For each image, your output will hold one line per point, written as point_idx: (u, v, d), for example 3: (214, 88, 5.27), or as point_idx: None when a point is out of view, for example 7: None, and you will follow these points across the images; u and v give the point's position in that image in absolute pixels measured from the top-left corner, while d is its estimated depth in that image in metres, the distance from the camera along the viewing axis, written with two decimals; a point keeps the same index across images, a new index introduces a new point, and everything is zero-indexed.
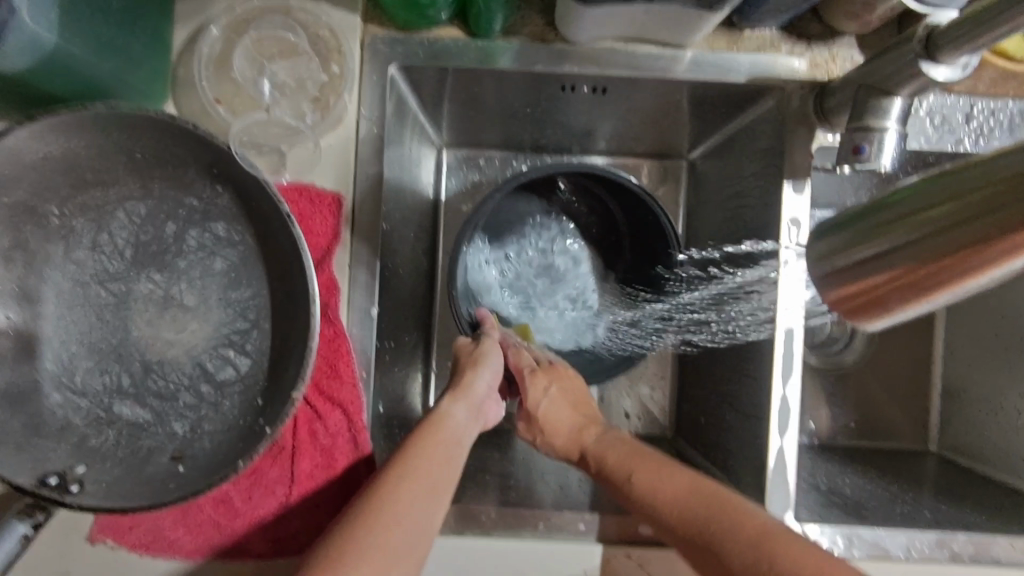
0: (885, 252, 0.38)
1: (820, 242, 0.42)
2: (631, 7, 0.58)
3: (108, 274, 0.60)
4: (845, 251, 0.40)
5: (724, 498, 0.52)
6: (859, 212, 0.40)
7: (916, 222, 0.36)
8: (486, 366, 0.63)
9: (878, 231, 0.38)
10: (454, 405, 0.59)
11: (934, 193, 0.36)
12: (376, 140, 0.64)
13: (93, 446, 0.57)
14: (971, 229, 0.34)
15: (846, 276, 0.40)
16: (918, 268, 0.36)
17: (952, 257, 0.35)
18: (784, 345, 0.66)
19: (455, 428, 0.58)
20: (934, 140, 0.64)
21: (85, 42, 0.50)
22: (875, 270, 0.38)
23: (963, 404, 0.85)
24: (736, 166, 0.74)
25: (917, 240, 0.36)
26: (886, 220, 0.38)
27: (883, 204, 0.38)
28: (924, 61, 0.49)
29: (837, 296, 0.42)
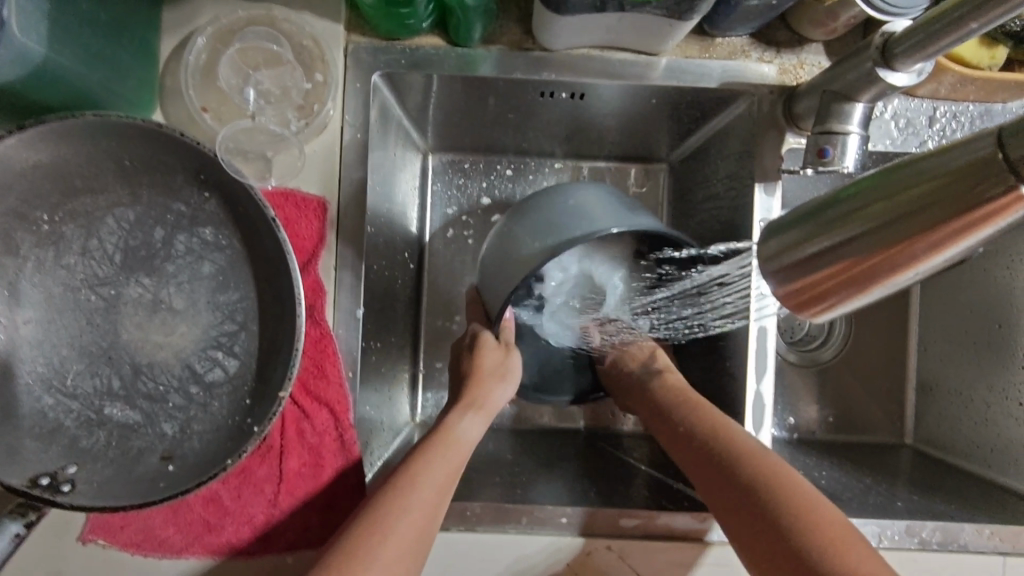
0: (840, 245, 0.35)
1: (767, 240, 0.39)
2: (604, 16, 0.60)
3: (98, 279, 0.61)
4: (792, 248, 0.37)
5: (755, 449, 0.61)
6: (810, 206, 0.37)
7: (868, 214, 0.34)
8: (506, 379, 0.72)
9: (832, 224, 0.35)
10: (466, 419, 0.66)
11: (886, 184, 0.33)
12: (361, 147, 0.66)
13: (83, 447, 0.58)
14: (925, 217, 0.32)
15: (797, 272, 0.37)
16: (870, 260, 0.34)
17: (903, 247, 0.33)
18: (758, 340, 0.68)
19: (464, 440, 0.64)
20: (898, 142, 0.67)
21: (73, 53, 0.52)
22: (826, 264, 0.36)
23: (936, 397, 0.88)
24: (712, 169, 0.76)
25: (869, 231, 0.34)
26: (839, 212, 0.35)
27: (833, 197, 0.36)
28: (882, 68, 0.51)
29: (784, 294, 0.39)
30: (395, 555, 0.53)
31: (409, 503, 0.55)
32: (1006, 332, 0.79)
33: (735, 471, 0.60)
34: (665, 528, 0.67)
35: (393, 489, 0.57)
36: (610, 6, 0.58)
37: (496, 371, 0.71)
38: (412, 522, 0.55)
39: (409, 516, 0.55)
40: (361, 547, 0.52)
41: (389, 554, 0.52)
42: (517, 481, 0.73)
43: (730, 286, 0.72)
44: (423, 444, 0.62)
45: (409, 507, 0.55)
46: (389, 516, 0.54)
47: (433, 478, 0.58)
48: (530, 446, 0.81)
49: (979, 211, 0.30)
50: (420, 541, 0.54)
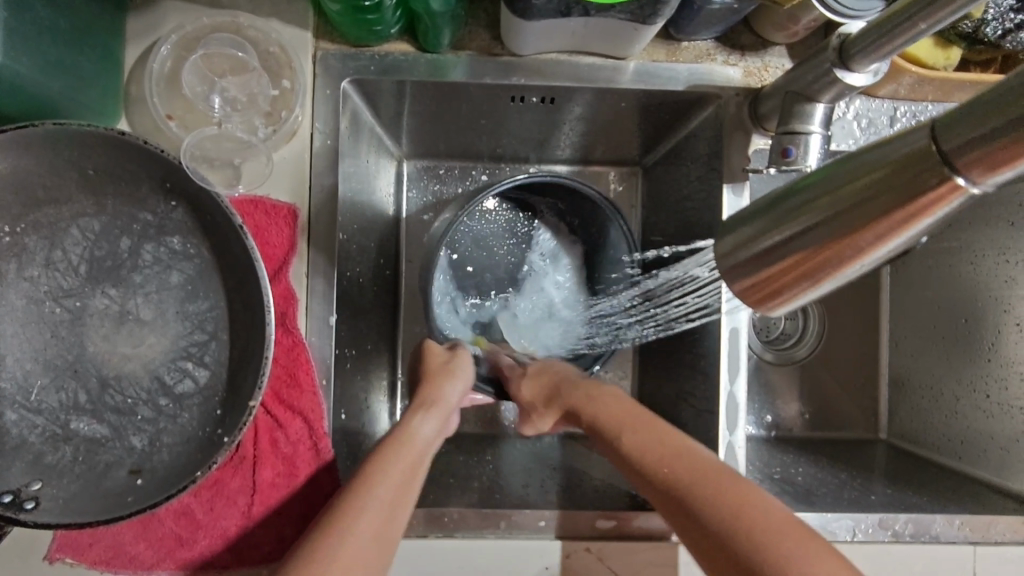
0: (792, 237, 0.35)
1: (726, 234, 0.39)
2: (570, 20, 0.60)
3: (63, 290, 0.60)
4: (748, 243, 0.38)
5: (705, 467, 0.55)
6: (767, 200, 0.37)
7: (820, 205, 0.34)
8: (458, 379, 0.69)
9: (785, 216, 0.36)
10: (419, 419, 0.63)
11: (835, 176, 0.34)
12: (331, 153, 0.66)
13: (48, 463, 0.57)
14: (873, 207, 0.32)
15: (752, 268, 0.38)
16: (822, 250, 0.35)
17: (852, 239, 0.33)
18: (729, 343, 0.68)
19: (420, 442, 0.61)
20: (861, 142, 0.68)
21: (32, 60, 0.51)
22: (782, 256, 0.36)
23: (908, 392, 0.89)
24: (683, 171, 0.77)
25: (820, 222, 0.34)
26: (793, 204, 0.36)
27: (786, 190, 0.36)
28: (839, 68, 0.53)
29: (742, 289, 0.39)
30: (353, 560, 0.50)
31: (364, 506, 0.53)
32: (972, 325, 0.80)
33: (697, 510, 0.52)
34: (641, 528, 0.67)
35: (350, 493, 0.54)
36: (575, 11, 0.58)
37: (444, 373, 0.69)
38: (369, 525, 0.52)
39: (365, 519, 0.52)
40: (318, 550, 0.49)
41: (344, 560, 0.49)
42: (496, 487, 0.73)
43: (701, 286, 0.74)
44: (379, 448, 0.59)
45: (363, 508, 0.53)
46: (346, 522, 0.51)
47: (388, 479, 0.55)
48: (509, 452, 0.81)
49: (921, 201, 0.31)
50: (378, 547, 0.52)
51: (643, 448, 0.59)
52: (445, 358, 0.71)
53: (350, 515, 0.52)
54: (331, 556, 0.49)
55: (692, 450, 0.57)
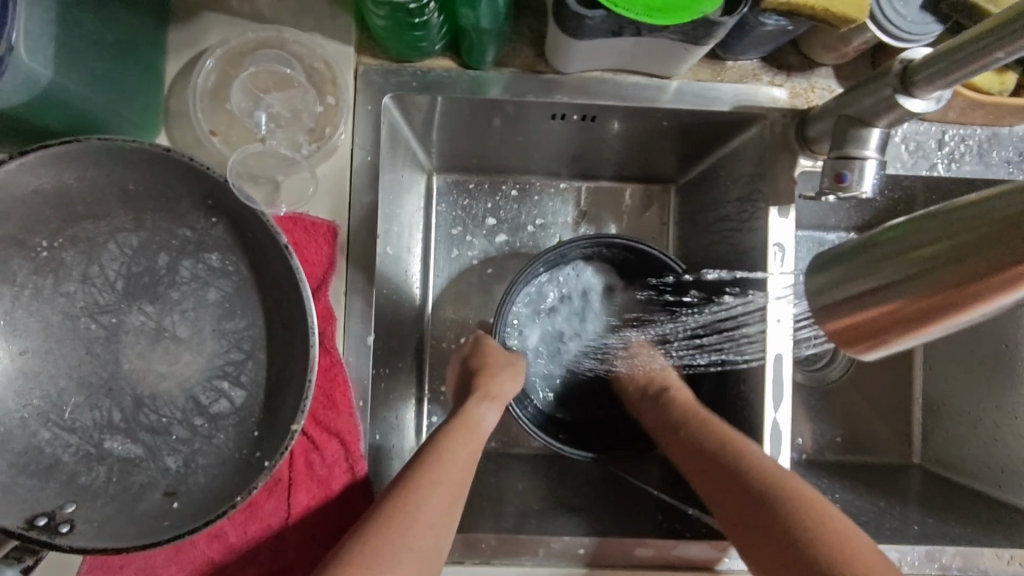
0: (885, 285, 0.37)
1: (816, 273, 0.41)
2: (621, 40, 0.59)
3: (99, 306, 0.59)
4: (839, 286, 0.39)
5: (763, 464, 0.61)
6: (857, 244, 0.39)
7: (908, 260, 0.36)
8: (518, 377, 0.71)
9: (877, 264, 0.37)
10: (485, 407, 0.66)
11: (929, 230, 0.36)
12: (372, 169, 0.65)
13: (82, 484, 0.56)
14: (965, 268, 0.33)
15: (844, 309, 0.39)
16: (908, 305, 0.36)
17: (940, 297, 0.35)
18: (774, 370, 0.67)
19: (482, 429, 0.64)
20: (909, 166, 0.67)
21: (80, 76, 0.50)
22: (874, 302, 0.38)
23: (945, 416, 0.88)
24: (722, 191, 0.76)
25: (907, 277, 0.36)
26: (886, 253, 0.37)
27: (878, 237, 0.38)
28: (901, 94, 0.51)
29: (832, 330, 0.41)
30: (428, 527, 0.53)
31: (437, 480, 0.56)
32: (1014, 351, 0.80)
33: (765, 496, 0.58)
34: (681, 557, 0.66)
35: (421, 466, 0.57)
36: (627, 31, 0.57)
37: (508, 365, 0.71)
38: (443, 500, 0.55)
39: (440, 492, 0.55)
40: (398, 515, 0.52)
41: (422, 525, 0.53)
42: (530, 511, 0.71)
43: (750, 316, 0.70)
44: (448, 427, 0.63)
45: (437, 484, 0.56)
46: (421, 492, 0.54)
47: (459, 457, 0.59)
48: (541, 473, 0.79)
49: (1018, 268, 0.32)
50: (446, 523, 0.54)
51: (714, 438, 0.65)
52: (502, 353, 0.71)
53: (426, 487, 0.55)
54: (410, 521, 0.52)
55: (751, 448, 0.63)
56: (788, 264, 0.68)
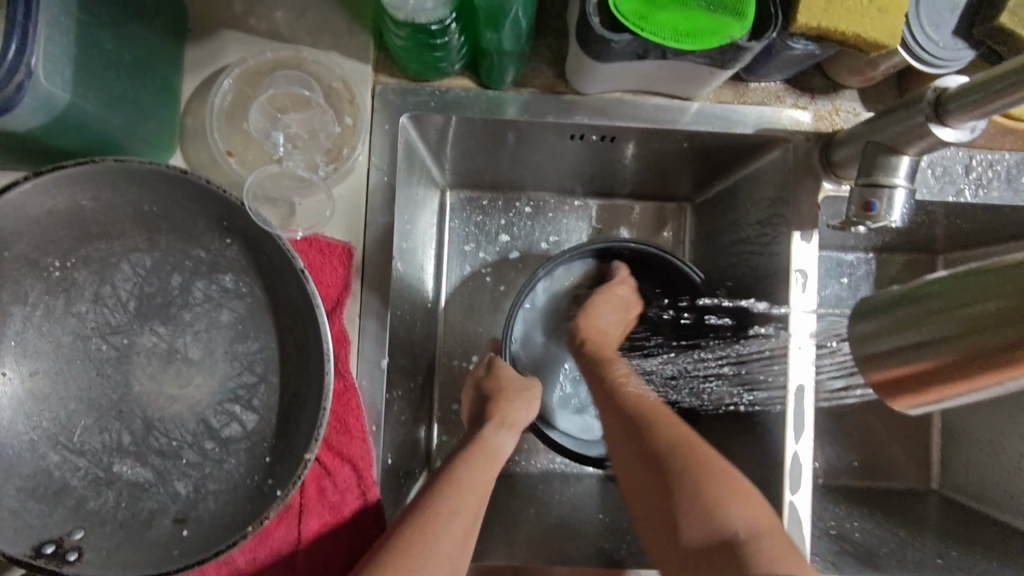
0: (925, 341, 0.44)
1: (860, 321, 0.49)
2: (645, 63, 0.58)
3: (110, 327, 0.58)
4: (868, 337, 0.47)
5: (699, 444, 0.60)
6: (894, 299, 0.47)
7: (951, 320, 0.42)
8: (533, 402, 0.69)
9: (919, 321, 0.44)
10: (501, 434, 0.65)
11: (967, 293, 0.42)
12: (388, 189, 0.64)
13: (91, 509, 0.55)
14: (991, 334, 0.40)
15: (869, 360, 0.47)
16: (945, 360, 0.43)
17: (964, 357, 0.42)
18: (796, 403, 0.65)
19: (499, 459, 0.63)
20: (935, 191, 0.66)
21: (97, 97, 0.50)
22: (900, 355, 0.45)
23: (964, 442, 0.86)
24: (741, 213, 0.75)
25: (947, 335, 0.42)
26: (923, 311, 0.44)
27: (916, 294, 0.45)
28: (934, 122, 0.50)
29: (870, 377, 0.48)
30: (444, 557, 0.52)
31: (454, 511, 0.55)
32: None
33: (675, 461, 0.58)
34: None
35: (437, 496, 0.56)
36: (652, 54, 0.56)
37: (523, 390, 0.69)
38: (458, 531, 0.54)
39: (456, 523, 0.55)
40: (415, 545, 0.52)
41: (438, 555, 0.52)
42: (544, 537, 0.70)
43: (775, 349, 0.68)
44: (465, 454, 0.62)
45: (454, 514, 0.55)
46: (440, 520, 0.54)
47: (475, 486, 0.58)
48: (554, 497, 0.78)
49: None
50: (462, 551, 0.54)
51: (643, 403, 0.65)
52: (518, 380, 0.70)
53: (443, 518, 0.54)
54: (429, 555, 0.52)
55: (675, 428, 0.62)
56: (809, 291, 0.66)
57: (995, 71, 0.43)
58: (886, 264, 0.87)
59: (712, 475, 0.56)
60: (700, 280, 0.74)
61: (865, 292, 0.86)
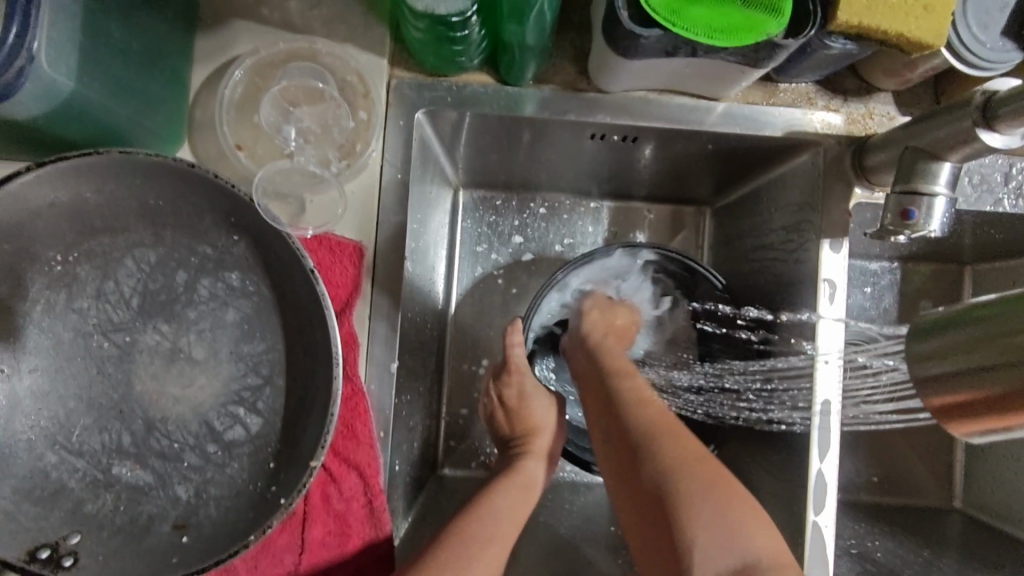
0: (978, 368, 0.40)
1: (911, 343, 0.45)
2: (673, 60, 0.55)
3: (112, 324, 0.56)
4: (923, 359, 0.44)
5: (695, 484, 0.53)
6: (947, 319, 0.43)
7: (996, 349, 0.39)
8: (561, 433, 0.68)
9: (974, 346, 0.41)
10: (531, 463, 0.64)
11: (1014, 319, 0.39)
12: (401, 188, 0.62)
13: (88, 512, 0.53)
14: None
15: (925, 386, 0.44)
16: (990, 391, 0.40)
17: (1017, 390, 0.38)
18: (822, 418, 0.62)
19: (532, 488, 0.61)
20: (972, 200, 0.63)
21: (104, 86, 0.48)
22: (955, 384, 0.42)
23: (989, 459, 0.82)
24: (764, 219, 0.72)
25: (1002, 363, 0.39)
26: (980, 334, 0.40)
27: (971, 313, 0.41)
28: (982, 128, 0.48)
29: (926, 402, 0.44)
30: None
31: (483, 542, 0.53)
32: None
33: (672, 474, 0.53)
34: None
35: (467, 525, 0.55)
36: (682, 51, 0.53)
37: (555, 418, 0.68)
38: (490, 560, 0.53)
39: (489, 551, 0.53)
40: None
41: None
42: (557, 550, 0.68)
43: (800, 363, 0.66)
44: (493, 484, 0.61)
45: (484, 545, 0.53)
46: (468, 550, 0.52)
47: (509, 511, 0.57)
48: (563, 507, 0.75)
49: None
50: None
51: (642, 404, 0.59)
52: (549, 408, 0.68)
53: (473, 548, 0.53)
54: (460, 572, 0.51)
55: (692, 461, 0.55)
56: (838, 303, 0.63)
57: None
58: (912, 274, 0.83)
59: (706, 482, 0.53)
60: (723, 287, 0.72)
61: (889, 302, 0.83)
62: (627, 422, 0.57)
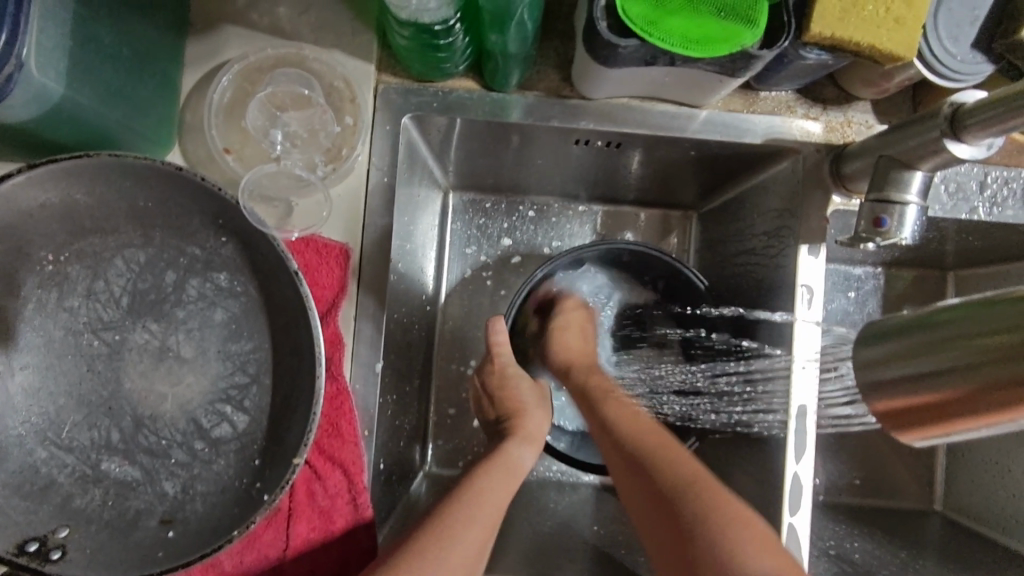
0: (931, 371, 0.41)
1: (864, 347, 0.46)
2: (652, 69, 0.57)
3: (102, 323, 0.57)
4: (878, 363, 0.45)
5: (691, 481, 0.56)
6: (903, 324, 0.44)
7: (962, 350, 0.40)
8: (545, 413, 0.69)
9: (929, 350, 0.42)
10: (520, 448, 0.64)
11: (964, 325, 0.40)
12: (387, 191, 0.63)
13: (77, 507, 0.54)
14: (1004, 368, 0.38)
15: (879, 389, 0.45)
16: (955, 393, 0.40)
17: (966, 393, 0.40)
18: (798, 421, 0.63)
19: (518, 472, 0.62)
20: (948, 208, 0.64)
21: (94, 91, 0.49)
22: (908, 387, 0.43)
23: (969, 463, 0.83)
24: (747, 224, 0.73)
25: (955, 367, 0.40)
26: (935, 338, 0.42)
27: (925, 319, 0.43)
28: (950, 139, 0.49)
29: (879, 407, 0.45)
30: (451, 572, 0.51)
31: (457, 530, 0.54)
32: None
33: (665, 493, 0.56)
34: None
35: (443, 515, 0.55)
36: (660, 60, 0.54)
37: (539, 404, 0.69)
38: (469, 546, 0.53)
39: (469, 536, 0.54)
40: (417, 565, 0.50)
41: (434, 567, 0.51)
42: (539, 549, 0.69)
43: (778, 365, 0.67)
44: (477, 469, 0.61)
45: (459, 534, 0.53)
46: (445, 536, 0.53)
47: (495, 498, 0.58)
48: (549, 505, 0.76)
49: None
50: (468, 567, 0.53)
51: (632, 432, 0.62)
52: (531, 395, 0.69)
53: (450, 535, 0.53)
54: (441, 557, 0.52)
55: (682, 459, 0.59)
56: (815, 308, 0.64)
57: (1014, 88, 0.43)
58: (895, 279, 0.85)
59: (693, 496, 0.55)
60: (705, 286, 0.73)
61: (872, 307, 0.84)
62: (621, 438, 0.62)
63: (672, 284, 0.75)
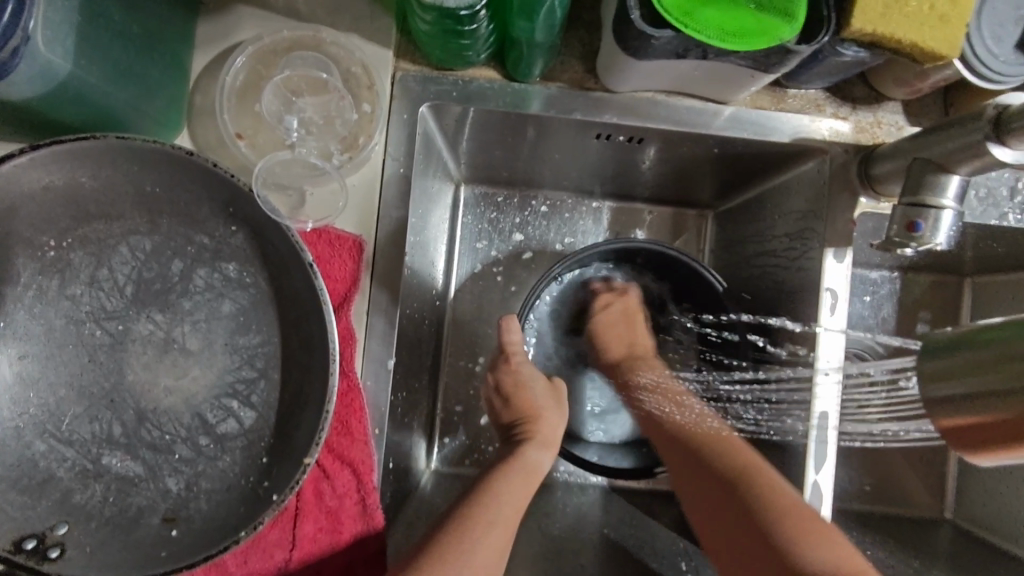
0: (995, 390, 0.40)
1: (925, 361, 0.45)
2: (683, 62, 0.55)
3: (105, 312, 0.55)
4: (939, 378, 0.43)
5: (795, 500, 0.58)
6: (963, 338, 0.43)
7: (1015, 372, 0.39)
8: (560, 413, 0.68)
9: (992, 368, 0.40)
10: (534, 449, 0.63)
11: None
12: (403, 182, 0.61)
13: (76, 502, 0.52)
14: None
15: (940, 407, 0.43)
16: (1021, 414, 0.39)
17: None
18: (819, 429, 0.62)
19: (534, 474, 0.61)
20: (977, 213, 0.63)
21: (102, 70, 0.47)
22: (972, 407, 0.41)
23: (981, 471, 0.82)
24: (769, 224, 0.72)
25: (1019, 386, 0.39)
26: (998, 356, 0.40)
27: (987, 334, 0.41)
28: (992, 142, 0.47)
29: (941, 425, 0.44)
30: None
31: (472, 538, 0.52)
32: None
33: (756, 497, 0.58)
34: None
35: (456, 523, 0.54)
36: (692, 54, 0.53)
37: (554, 404, 0.68)
38: (485, 554, 0.52)
39: (487, 543, 0.53)
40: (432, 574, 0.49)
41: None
42: (549, 552, 0.68)
43: (798, 370, 0.66)
44: (493, 471, 0.60)
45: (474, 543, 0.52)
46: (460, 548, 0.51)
47: (514, 499, 0.57)
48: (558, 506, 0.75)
49: None
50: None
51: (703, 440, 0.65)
52: (544, 393, 0.68)
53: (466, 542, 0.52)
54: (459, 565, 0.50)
55: (779, 487, 0.59)
56: (839, 314, 0.63)
57: None
58: (911, 283, 0.83)
59: (760, 494, 0.58)
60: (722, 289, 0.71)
61: (888, 311, 0.83)
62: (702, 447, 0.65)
63: (687, 284, 0.74)
